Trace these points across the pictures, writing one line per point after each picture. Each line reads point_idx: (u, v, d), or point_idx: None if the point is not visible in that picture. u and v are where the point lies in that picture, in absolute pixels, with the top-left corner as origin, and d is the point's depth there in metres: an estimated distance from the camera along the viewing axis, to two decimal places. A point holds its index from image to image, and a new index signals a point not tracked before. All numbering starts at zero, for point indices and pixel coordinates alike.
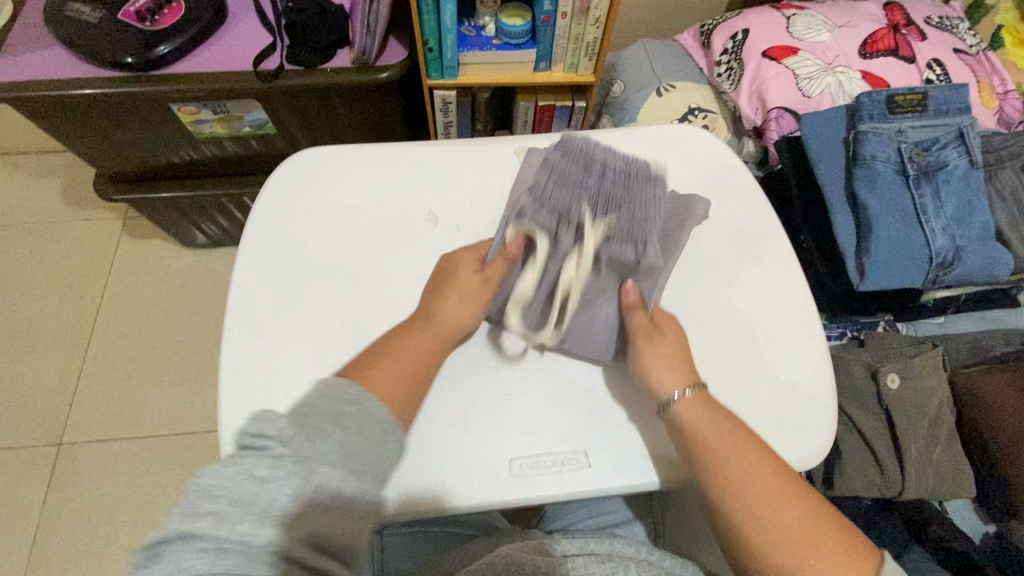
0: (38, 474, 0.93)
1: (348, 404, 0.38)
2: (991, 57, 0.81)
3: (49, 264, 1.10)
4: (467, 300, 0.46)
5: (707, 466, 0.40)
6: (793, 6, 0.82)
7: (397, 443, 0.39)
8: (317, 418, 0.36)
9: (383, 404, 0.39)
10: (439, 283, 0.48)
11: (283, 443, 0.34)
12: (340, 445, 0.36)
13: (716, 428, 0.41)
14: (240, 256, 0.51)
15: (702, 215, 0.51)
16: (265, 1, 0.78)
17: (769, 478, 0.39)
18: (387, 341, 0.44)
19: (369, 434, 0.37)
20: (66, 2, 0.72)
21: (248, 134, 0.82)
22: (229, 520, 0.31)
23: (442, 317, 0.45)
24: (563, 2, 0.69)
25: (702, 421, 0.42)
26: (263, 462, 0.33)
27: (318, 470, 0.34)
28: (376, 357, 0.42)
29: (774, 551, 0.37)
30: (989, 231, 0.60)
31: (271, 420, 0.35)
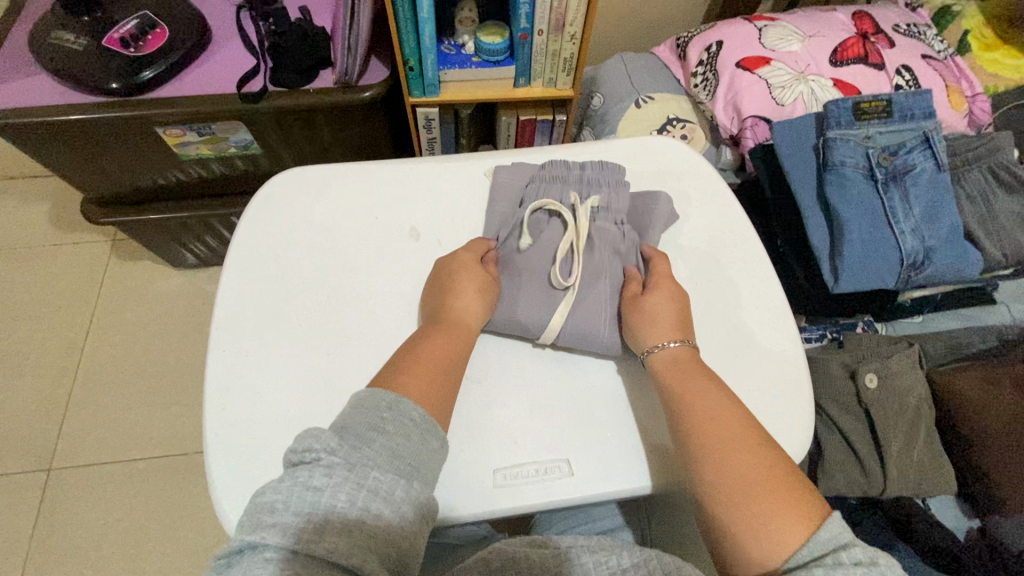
0: (28, 501, 0.92)
1: (385, 408, 0.39)
2: (957, 62, 0.83)
3: (37, 289, 1.10)
4: (487, 294, 0.48)
5: (680, 430, 0.42)
6: (764, 18, 0.84)
7: (441, 441, 0.40)
8: (358, 427, 0.37)
9: (418, 406, 0.40)
10: (446, 279, 0.48)
11: (332, 451, 0.35)
12: (384, 449, 0.37)
13: (692, 394, 0.42)
14: (224, 277, 0.51)
15: (669, 211, 0.53)
16: (248, 25, 0.79)
17: (740, 442, 0.40)
18: (406, 348, 0.45)
19: (411, 435, 0.38)
20: (53, 28, 0.73)
21: (233, 154, 0.83)
22: (291, 529, 0.31)
23: (460, 311, 0.47)
24: (539, 20, 0.70)
25: (687, 386, 0.43)
26: (318, 470, 0.33)
27: (371, 476, 0.34)
28: (403, 364, 0.43)
29: (735, 512, 0.37)
30: (957, 231, 0.62)
31: (321, 436, 0.35)
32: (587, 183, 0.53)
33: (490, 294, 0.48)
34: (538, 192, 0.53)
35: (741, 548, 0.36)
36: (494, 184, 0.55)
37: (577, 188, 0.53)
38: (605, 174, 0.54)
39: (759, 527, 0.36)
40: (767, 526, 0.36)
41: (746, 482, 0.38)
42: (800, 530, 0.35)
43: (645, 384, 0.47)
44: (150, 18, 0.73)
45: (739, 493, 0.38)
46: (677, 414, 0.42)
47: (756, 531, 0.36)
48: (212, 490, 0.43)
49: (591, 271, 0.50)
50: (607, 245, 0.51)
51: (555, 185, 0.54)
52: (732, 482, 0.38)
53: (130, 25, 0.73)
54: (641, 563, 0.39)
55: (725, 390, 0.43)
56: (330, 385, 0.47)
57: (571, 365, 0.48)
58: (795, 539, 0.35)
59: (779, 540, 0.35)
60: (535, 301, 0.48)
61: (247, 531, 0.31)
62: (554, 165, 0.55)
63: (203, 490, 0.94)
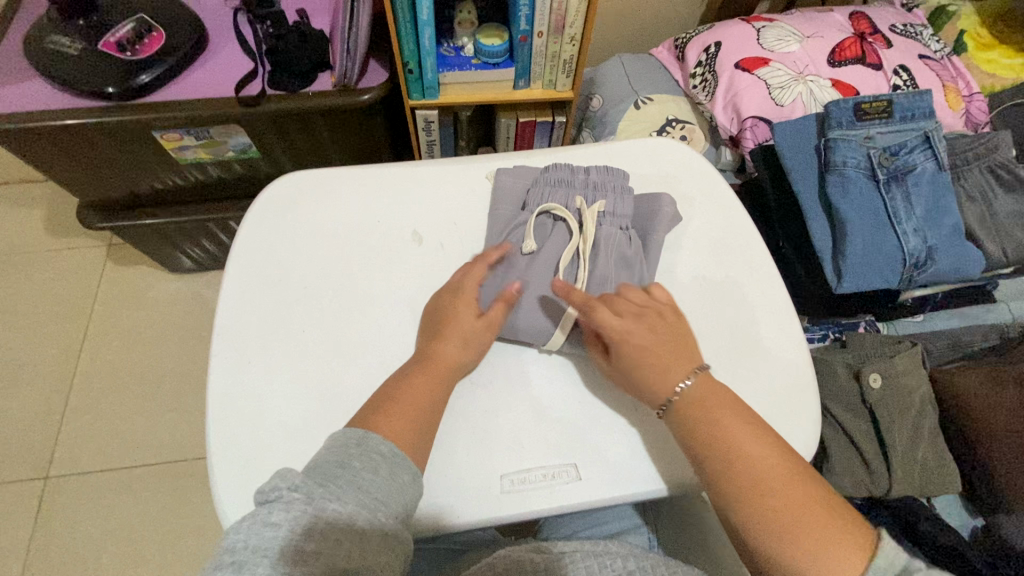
0: (25, 509, 0.91)
1: (354, 446, 0.39)
2: (954, 62, 0.84)
3: (33, 295, 1.09)
4: (473, 345, 0.46)
5: (716, 469, 0.41)
6: (762, 19, 0.84)
7: (412, 474, 0.39)
8: (323, 465, 0.37)
9: (388, 440, 0.40)
10: (439, 324, 0.47)
11: (293, 487, 0.34)
12: (350, 484, 0.36)
13: (722, 424, 0.41)
14: (225, 283, 0.51)
15: (670, 211, 0.53)
16: (245, 28, 0.79)
17: (781, 476, 0.39)
18: (389, 387, 0.43)
19: (379, 470, 0.38)
20: (47, 34, 0.72)
21: (232, 158, 0.83)
22: (248, 567, 0.30)
23: (446, 359, 0.44)
24: (539, 21, 0.70)
25: (700, 415, 0.42)
26: (276, 506, 0.32)
27: (330, 508, 0.34)
28: (385, 402, 0.42)
29: (795, 551, 0.38)
30: (959, 230, 0.62)
31: (286, 475, 0.34)
32: (593, 190, 0.53)
33: (484, 342, 0.46)
34: (543, 196, 0.53)
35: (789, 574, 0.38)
36: (496, 187, 0.55)
37: (583, 193, 0.53)
38: (610, 177, 0.53)
39: (822, 564, 0.37)
40: (830, 562, 0.37)
41: (800, 518, 0.38)
42: (857, 556, 0.37)
43: None
44: (147, 22, 0.73)
45: (795, 533, 0.38)
46: (709, 450, 0.41)
47: (820, 568, 0.37)
48: (217, 498, 0.42)
49: (597, 278, 0.49)
50: (613, 250, 0.50)
51: (560, 189, 0.53)
52: (785, 522, 0.38)
53: (126, 29, 0.73)
54: (646, 568, 0.39)
55: (745, 411, 0.42)
56: (334, 391, 0.46)
57: (577, 367, 0.48)
58: (855, 567, 0.36)
59: (841, 573, 0.36)
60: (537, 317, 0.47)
61: (207, 572, 0.30)
62: (558, 168, 0.54)
63: (204, 497, 0.93)
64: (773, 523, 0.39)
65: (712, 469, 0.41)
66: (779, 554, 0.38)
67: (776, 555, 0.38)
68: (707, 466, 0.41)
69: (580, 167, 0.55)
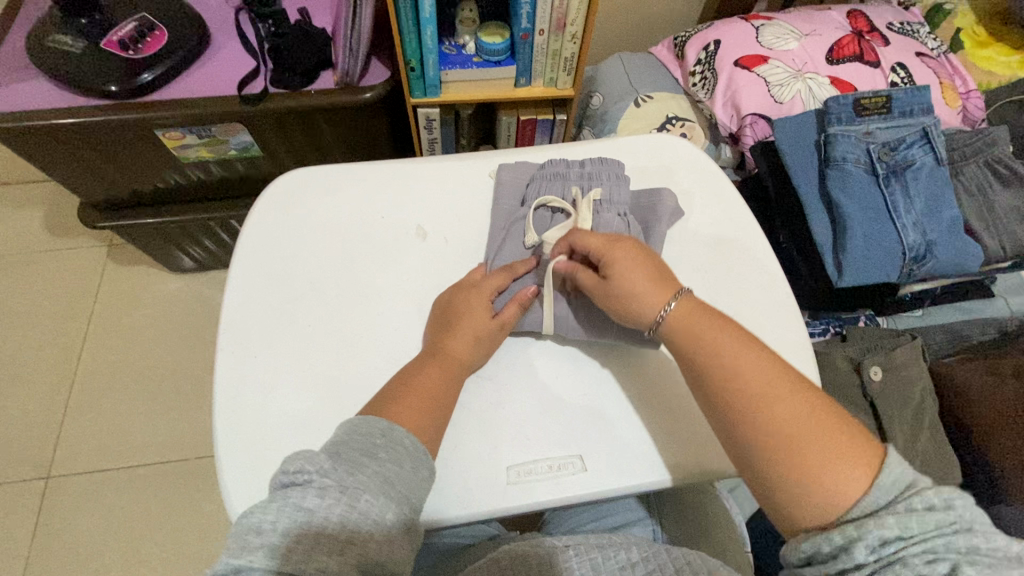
0: (26, 509, 0.91)
1: (379, 438, 0.38)
2: (951, 59, 0.85)
3: (33, 296, 1.09)
4: (482, 342, 0.46)
5: (711, 386, 0.40)
6: (760, 17, 0.85)
7: (431, 469, 0.39)
8: (351, 452, 0.37)
9: (411, 433, 0.40)
10: (449, 318, 0.47)
11: (323, 474, 0.34)
12: (377, 475, 0.36)
13: (717, 341, 0.41)
14: (231, 279, 0.51)
15: (668, 201, 0.53)
16: (247, 27, 0.79)
17: (778, 390, 0.38)
18: (400, 380, 0.44)
19: (403, 463, 0.38)
20: (49, 32, 0.72)
21: (234, 156, 0.83)
22: (282, 551, 0.31)
23: (455, 354, 0.45)
24: (540, 19, 0.71)
25: (692, 333, 0.42)
26: (310, 491, 0.33)
27: (362, 499, 0.34)
28: (394, 396, 0.42)
29: (791, 464, 0.36)
30: (957, 225, 0.62)
31: (313, 457, 0.35)
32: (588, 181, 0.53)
33: (490, 340, 0.47)
34: (541, 190, 0.54)
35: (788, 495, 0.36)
36: (497, 184, 0.55)
37: (579, 183, 0.53)
38: (606, 168, 0.54)
39: (818, 477, 0.35)
40: (827, 474, 0.35)
41: (796, 429, 0.37)
42: (863, 472, 0.35)
43: (658, 379, 0.47)
44: (150, 21, 0.73)
45: (792, 446, 0.36)
46: (701, 366, 0.41)
47: (816, 481, 0.35)
48: (224, 491, 0.43)
49: None
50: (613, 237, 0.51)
51: (558, 181, 0.54)
52: (779, 434, 0.37)
53: (129, 28, 0.73)
54: (650, 557, 0.39)
55: (744, 334, 0.42)
56: (341, 383, 0.47)
57: (582, 360, 0.48)
58: (858, 483, 0.34)
59: (838, 487, 0.35)
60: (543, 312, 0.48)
61: (233, 554, 0.31)
62: (554, 163, 0.55)
63: (207, 496, 0.93)
64: (768, 435, 0.37)
65: (706, 383, 0.41)
66: (773, 468, 0.37)
67: (772, 469, 0.37)
68: (702, 383, 0.41)
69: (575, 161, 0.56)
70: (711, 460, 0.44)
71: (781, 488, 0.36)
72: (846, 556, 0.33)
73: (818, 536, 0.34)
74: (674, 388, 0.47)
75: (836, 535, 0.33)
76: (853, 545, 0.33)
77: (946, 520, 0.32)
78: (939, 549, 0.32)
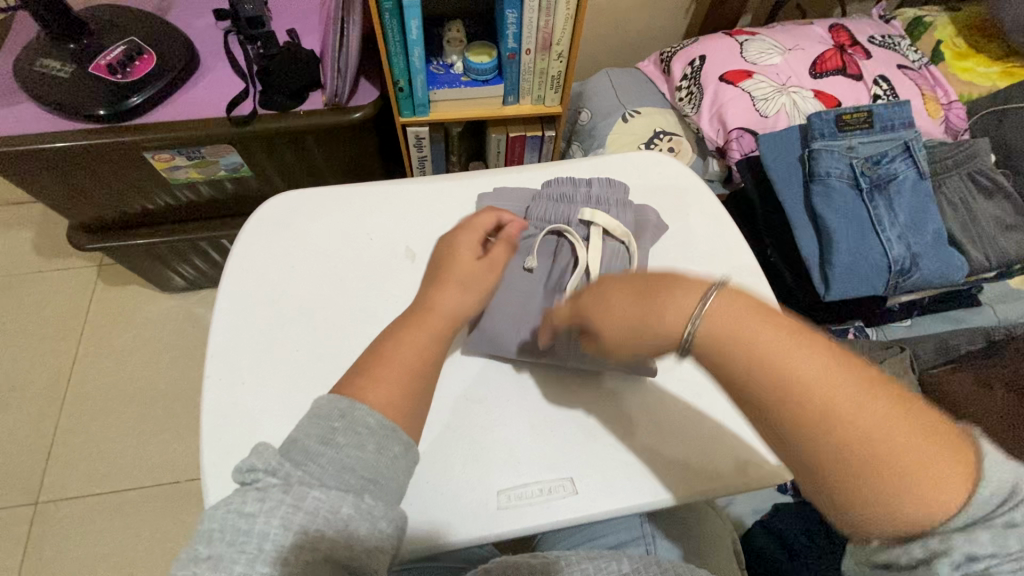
0: (14, 537, 0.90)
1: (337, 418, 0.36)
2: (932, 71, 0.87)
3: (22, 318, 1.08)
4: (469, 291, 0.45)
5: (765, 402, 0.32)
6: (744, 32, 0.86)
7: (404, 445, 0.37)
8: (305, 440, 0.35)
9: (375, 411, 0.37)
10: (437, 272, 0.46)
11: (270, 472, 0.33)
12: (332, 465, 0.34)
13: (758, 339, 0.32)
14: (218, 305, 0.51)
15: (655, 223, 0.53)
16: (236, 49, 0.79)
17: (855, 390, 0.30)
18: (377, 347, 0.42)
19: (366, 446, 0.36)
20: (36, 57, 0.72)
21: (223, 177, 0.83)
22: (224, 563, 0.30)
23: (441, 308, 0.44)
24: (526, 39, 0.72)
25: (729, 338, 0.33)
26: (252, 495, 0.32)
27: (310, 496, 0.33)
28: (365, 369, 0.40)
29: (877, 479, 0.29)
30: (941, 237, 0.63)
31: (263, 454, 0.34)
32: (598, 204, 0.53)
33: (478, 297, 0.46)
34: (546, 208, 0.53)
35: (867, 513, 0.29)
36: (479, 211, 0.55)
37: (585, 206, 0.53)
38: (611, 190, 0.54)
39: (917, 480, 0.28)
40: (920, 474, 0.28)
41: (881, 434, 0.29)
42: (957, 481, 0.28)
43: (652, 404, 0.47)
44: (137, 45, 0.73)
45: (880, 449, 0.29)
46: (747, 374, 0.33)
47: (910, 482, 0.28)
48: None
49: None
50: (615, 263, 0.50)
51: (549, 194, 0.54)
52: (864, 443, 0.29)
53: (116, 52, 0.73)
54: (641, 568, 0.38)
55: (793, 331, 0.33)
56: None
57: (572, 381, 0.48)
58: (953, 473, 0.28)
59: (935, 488, 0.28)
60: (513, 322, 0.48)
61: (183, 564, 0.31)
62: (560, 184, 0.55)
63: (196, 519, 0.92)
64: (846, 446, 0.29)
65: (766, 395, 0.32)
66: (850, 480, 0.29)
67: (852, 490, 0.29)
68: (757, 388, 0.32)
69: (583, 179, 0.55)
70: (703, 481, 0.44)
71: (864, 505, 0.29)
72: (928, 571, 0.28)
73: (896, 545, 0.29)
74: (668, 410, 0.47)
75: (916, 546, 0.28)
76: (934, 563, 0.27)
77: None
78: None
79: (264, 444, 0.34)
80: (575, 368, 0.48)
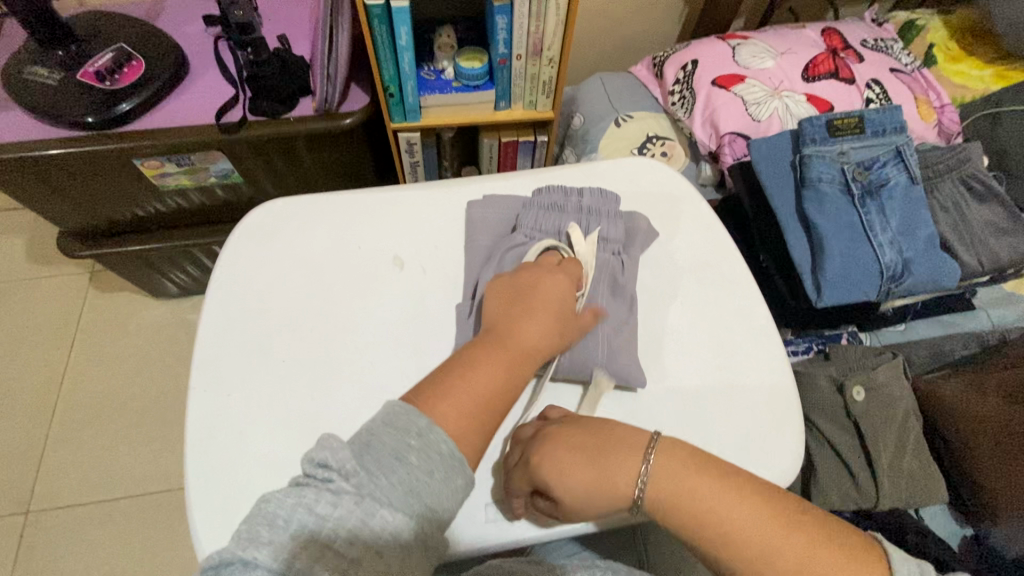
0: (5, 547, 0.89)
1: (414, 436, 0.36)
2: (925, 74, 0.86)
3: (13, 326, 1.07)
4: (559, 333, 0.45)
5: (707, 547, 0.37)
6: (737, 36, 0.86)
7: (466, 480, 0.37)
8: (381, 451, 0.35)
9: (450, 439, 0.37)
10: (518, 298, 0.45)
11: (344, 476, 0.33)
12: (403, 484, 0.34)
13: (699, 490, 0.38)
14: (204, 315, 0.50)
15: (647, 231, 0.53)
16: (227, 55, 0.79)
17: (770, 523, 0.36)
18: (453, 372, 0.41)
19: (435, 472, 0.36)
20: (24, 65, 0.72)
21: (213, 184, 0.82)
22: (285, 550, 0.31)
23: (527, 344, 0.43)
24: (517, 45, 0.71)
25: (673, 489, 0.38)
26: (325, 496, 0.33)
27: (379, 514, 0.33)
28: (446, 390, 0.39)
29: None
30: (934, 242, 0.63)
31: (337, 451, 0.34)
32: (591, 216, 0.52)
33: (564, 332, 0.45)
34: (535, 216, 0.53)
35: None
36: (470, 219, 0.55)
37: (574, 216, 0.52)
38: (601, 199, 0.54)
39: None
40: None
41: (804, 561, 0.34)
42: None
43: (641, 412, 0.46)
44: (126, 51, 0.73)
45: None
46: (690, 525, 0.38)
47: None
48: (196, 534, 0.42)
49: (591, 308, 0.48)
50: (607, 273, 0.50)
51: (541, 202, 0.54)
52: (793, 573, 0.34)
53: (105, 58, 0.72)
54: None
55: (717, 467, 0.39)
56: (313, 420, 0.46)
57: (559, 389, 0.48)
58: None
59: None
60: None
61: (242, 545, 0.31)
62: (551, 192, 0.54)
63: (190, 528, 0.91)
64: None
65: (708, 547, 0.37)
66: None
67: None
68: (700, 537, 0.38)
69: (576, 188, 0.55)
70: None
71: None
72: None
73: None
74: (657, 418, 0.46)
75: None
76: None
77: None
78: None
79: (346, 444, 0.35)
80: (564, 377, 0.47)
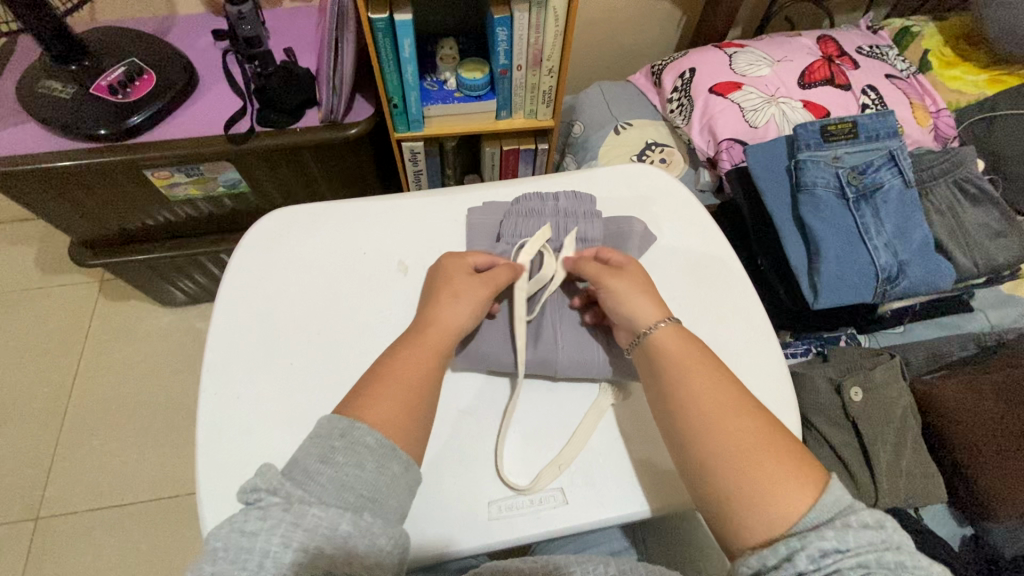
0: (14, 552, 0.90)
1: (337, 437, 0.38)
2: (921, 80, 0.88)
3: (24, 334, 1.09)
4: (470, 305, 0.47)
5: (675, 409, 0.42)
6: (733, 44, 0.87)
7: (403, 464, 0.39)
8: (309, 457, 0.37)
9: (374, 430, 0.39)
10: (434, 290, 0.48)
11: (273, 491, 0.35)
12: (333, 483, 0.36)
13: (691, 364, 0.43)
14: (214, 321, 0.52)
15: (641, 232, 0.54)
16: (236, 68, 0.81)
17: (734, 409, 0.41)
18: (378, 364, 0.44)
19: (365, 464, 0.38)
20: (39, 80, 0.74)
21: (222, 193, 0.84)
22: None
23: (444, 324, 0.46)
24: (517, 56, 0.73)
25: (677, 346, 0.44)
26: (255, 514, 0.34)
27: (309, 513, 0.34)
28: (366, 385, 0.42)
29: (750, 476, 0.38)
30: (928, 244, 0.64)
31: (267, 475, 0.36)
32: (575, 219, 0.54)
33: (476, 304, 0.47)
34: (531, 222, 0.54)
35: (741, 515, 0.37)
36: (469, 225, 0.56)
37: (569, 221, 0.54)
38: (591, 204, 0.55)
39: (776, 480, 0.37)
40: (777, 488, 0.37)
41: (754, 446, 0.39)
42: (805, 493, 0.37)
43: (643, 413, 0.47)
44: (138, 65, 0.75)
45: (741, 464, 0.38)
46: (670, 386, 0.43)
47: (761, 499, 0.37)
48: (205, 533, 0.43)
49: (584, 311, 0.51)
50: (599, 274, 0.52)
51: (534, 207, 0.55)
52: (743, 455, 0.38)
53: (117, 72, 0.74)
54: (628, 570, 0.39)
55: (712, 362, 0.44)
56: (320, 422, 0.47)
57: (562, 390, 0.49)
58: (800, 503, 0.36)
59: (788, 501, 0.36)
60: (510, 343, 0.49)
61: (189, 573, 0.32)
62: (545, 198, 0.56)
63: (196, 532, 0.92)
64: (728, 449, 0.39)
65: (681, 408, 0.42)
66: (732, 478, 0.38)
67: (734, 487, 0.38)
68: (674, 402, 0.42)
69: (570, 193, 0.56)
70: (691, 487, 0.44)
71: (741, 495, 0.37)
72: (789, 565, 0.34)
73: (764, 551, 0.35)
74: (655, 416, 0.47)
75: (780, 547, 0.34)
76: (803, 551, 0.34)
77: (879, 538, 0.34)
78: (871, 564, 0.33)
79: (280, 472, 0.36)
80: (567, 376, 0.48)
